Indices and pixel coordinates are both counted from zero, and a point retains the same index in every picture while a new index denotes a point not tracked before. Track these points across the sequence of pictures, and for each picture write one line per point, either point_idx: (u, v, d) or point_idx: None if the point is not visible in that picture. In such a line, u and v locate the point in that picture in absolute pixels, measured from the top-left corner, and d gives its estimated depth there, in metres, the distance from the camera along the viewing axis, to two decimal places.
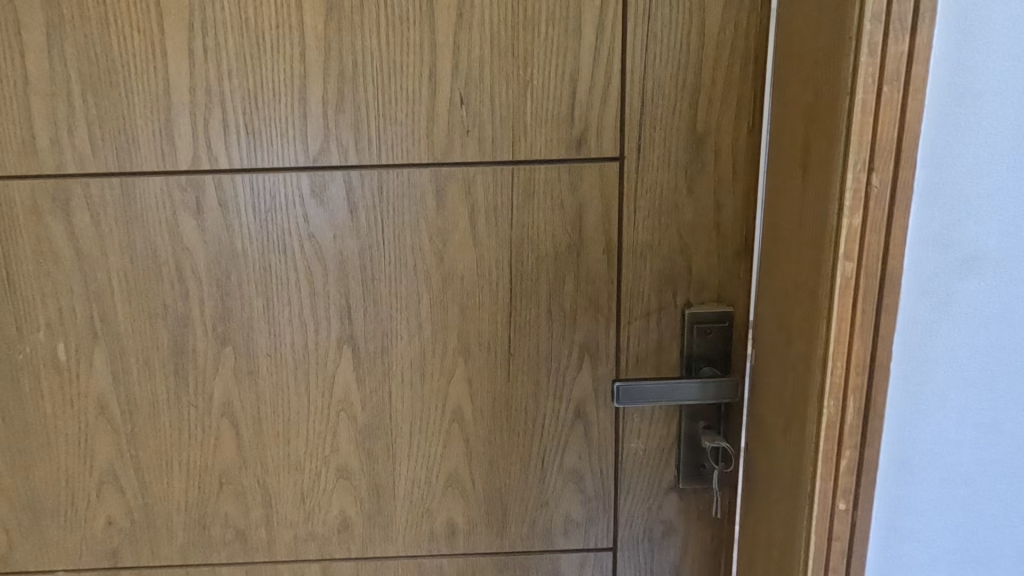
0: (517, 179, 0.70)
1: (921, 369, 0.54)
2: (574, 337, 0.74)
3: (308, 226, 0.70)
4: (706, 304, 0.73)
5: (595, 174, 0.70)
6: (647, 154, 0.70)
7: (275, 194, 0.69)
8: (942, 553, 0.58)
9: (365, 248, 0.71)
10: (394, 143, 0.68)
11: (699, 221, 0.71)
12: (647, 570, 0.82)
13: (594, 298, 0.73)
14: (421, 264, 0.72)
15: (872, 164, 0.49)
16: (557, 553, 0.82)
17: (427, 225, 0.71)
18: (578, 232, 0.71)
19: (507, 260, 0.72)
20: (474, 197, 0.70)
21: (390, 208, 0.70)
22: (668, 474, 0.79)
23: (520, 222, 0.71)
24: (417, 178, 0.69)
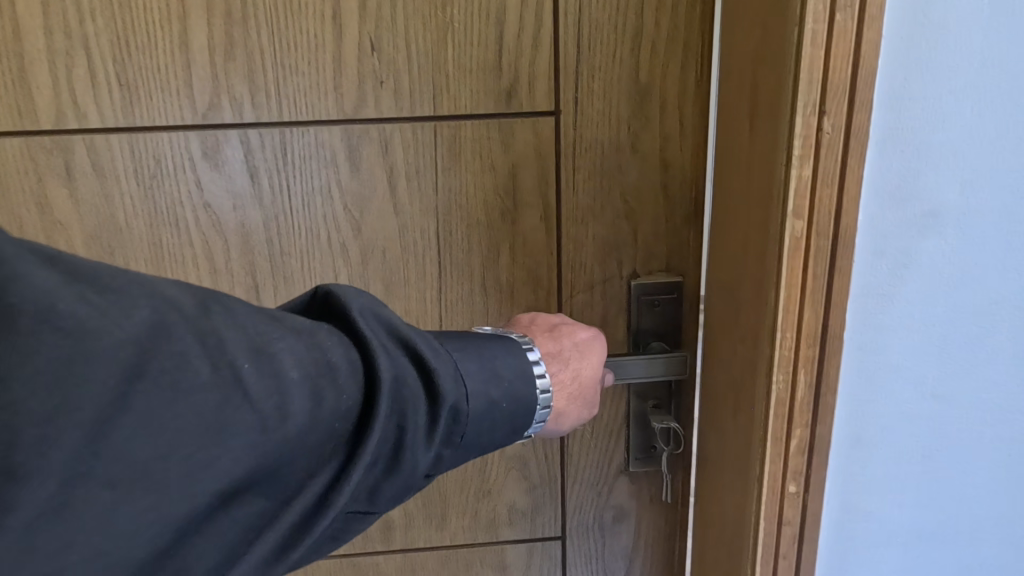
0: (441, 137, 0.62)
1: (876, 338, 0.49)
2: (511, 313, 0.68)
3: (202, 194, 0.61)
4: (653, 274, 0.68)
5: (529, 131, 0.63)
6: (586, 108, 0.62)
7: (161, 156, 0.60)
8: (897, 532, 0.55)
9: (271, 219, 0.63)
10: (297, 96, 0.60)
11: (644, 184, 0.65)
12: (599, 558, 0.78)
13: (532, 271, 0.67)
14: (337, 237, 0.64)
15: (823, 106, 0.43)
16: (502, 545, 0.77)
17: (341, 191, 0.63)
18: (512, 197, 0.64)
19: (434, 230, 0.64)
20: (392, 159, 0.62)
21: (297, 172, 0.62)
22: (617, 458, 0.74)
23: (447, 187, 0.63)
24: (325, 137, 0.61)
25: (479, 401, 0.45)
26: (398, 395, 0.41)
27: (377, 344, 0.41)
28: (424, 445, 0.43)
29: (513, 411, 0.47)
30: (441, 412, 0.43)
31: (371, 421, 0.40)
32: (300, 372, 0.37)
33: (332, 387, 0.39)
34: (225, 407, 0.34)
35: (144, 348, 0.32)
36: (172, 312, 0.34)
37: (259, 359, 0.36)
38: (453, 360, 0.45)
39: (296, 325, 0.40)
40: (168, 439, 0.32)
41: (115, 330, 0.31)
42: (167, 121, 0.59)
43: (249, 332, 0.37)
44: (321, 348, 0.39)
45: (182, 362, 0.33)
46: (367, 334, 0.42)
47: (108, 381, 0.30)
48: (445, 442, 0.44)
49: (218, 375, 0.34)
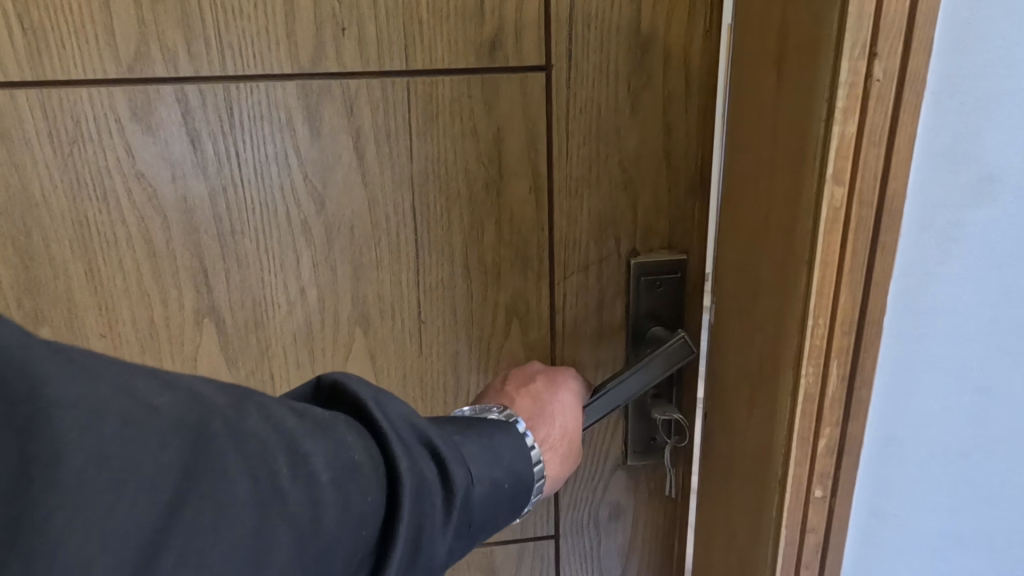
0: (414, 96, 0.54)
1: (918, 324, 0.43)
2: (498, 297, 0.61)
3: (135, 164, 0.52)
4: (654, 252, 0.61)
5: (515, 89, 0.55)
6: (580, 62, 0.55)
7: (80, 118, 0.51)
8: (928, 536, 0.50)
9: (218, 192, 0.54)
10: (242, 45, 0.50)
11: (645, 150, 0.58)
12: (594, 557, 0.73)
13: (521, 250, 0.60)
14: (296, 212, 0.55)
15: (874, 47, 0.36)
16: (491, 547, 0.71)
17: (299, 158, 0.54)
18: (497, 166, 0.57)
19: (409, 204, 0.57)
20: (359, 121, 0.54)
21: (246, 136, 0.53)
22: (614, 452, 0.69)
23: (422, 153, 0.55)
24: (278, 95, 0.52)
25: (487, 485, 0.43)
26: (422, 496, 0.38)
27: (399, 444, 0.38)
28: (444, 539, 0.40)
29: (517, 490, 0.46)
30: (457, 501, 0.40)
31: (395, 524, 0.37)
32: (329, 474, 0.35)
33: (357, 487, 0.36)
34: (261, 531, 0.31)
35: (186, 472, 0.30)
36: (213, 412, 0.32)
37: (294, 462, 0.34)
38: (458, 446, 0.43)
39: (316, 419, 0.37)
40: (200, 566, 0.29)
41: (166, 433, 0.30)
42: (84, 74, 0.50)
43: (278, 435, 0.34)
44: (342, 444, 0.37)
45: (223, 481, 0.31)
46: (386, 425, 0.39)
47: (154, 504, 0.28)
48: (462, 535, 0.42)
49: (259, 494, 0.32)
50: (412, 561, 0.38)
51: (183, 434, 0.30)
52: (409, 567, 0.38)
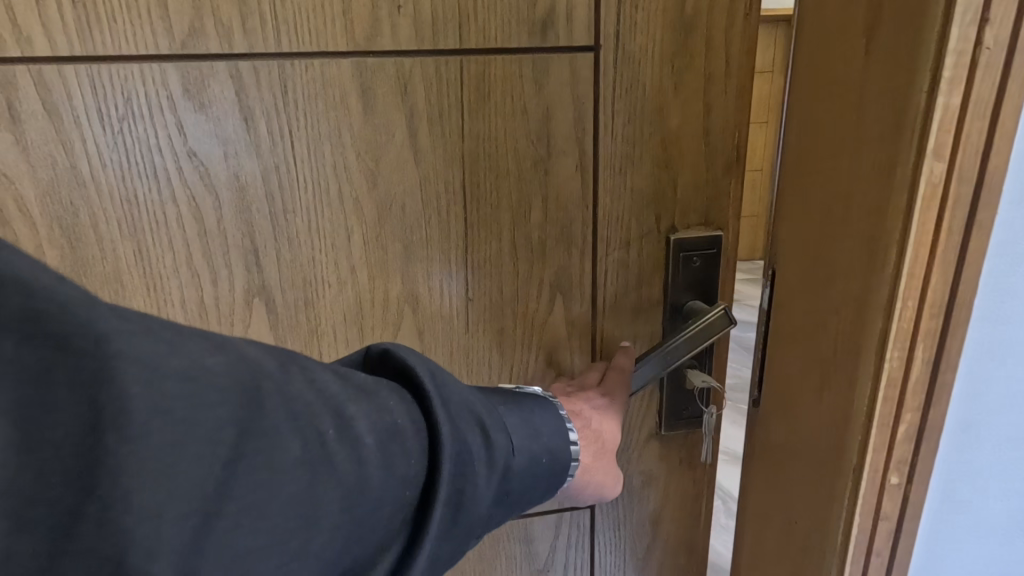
0: (467, 75, 0.55)
1: (1006, 306, 0.42)
2: (543, 274, 0.62)
3: (186, 142, 0.52)
4: (689, 228, 0.64)
5: (565, 68, 0.56)
6: (627, 43, 0.56)
7: (130, 94, 0.50)
8: (1002, 523, 0.49)
9: (270, 170, 0.54)
10: (298, 21, 0.50)
11: (685, 129, 0.60)
12: (627, 524, 0.76)
13: (566, 227, 0.61)
14: (348, 190, 0.56)
15: (987, 12, 0.35)
16: (529, 518, 0.74)
17: (352, 136, 0.54)
18: (546, 144, 0.58)
19: (460, 183, 0.58)
20: (412, 99, 0.54)
21: (300, 114, 0.53)
22: (648, 423, 0.71)
23: (474, 132, 0.56)
24: (333, 72, 0.52)
25: (525, 456, 0.45)
26: (461, 464, 0.40)
27: (443, 412, 0.40)
28: (483, 505, 0.41)
29: (553, 466, 0.47)
30: (496, 470, 0.42)
31: (434, 490, 0.38)
32: (374, 438, 0.36)
33: (400, 452, 0.37)
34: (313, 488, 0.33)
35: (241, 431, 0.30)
36: (262, 374, 0.33)
37: (341, 425, 0.35)
38: (501, 417, 0.45)
39: (363, 384, 0.38)
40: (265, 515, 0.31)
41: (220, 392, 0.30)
42: (136, 49, 0.49)
43: (324, 398, 0.35)
44: (386, 410, 0.38)
45: (275, 441, 0.31)
46: (430, 393, 0.40)
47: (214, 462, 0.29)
48: (498, 503, 0.43)
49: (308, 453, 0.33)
50: (450, 527, 0.39)
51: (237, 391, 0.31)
52: (446, 533, 0.39)
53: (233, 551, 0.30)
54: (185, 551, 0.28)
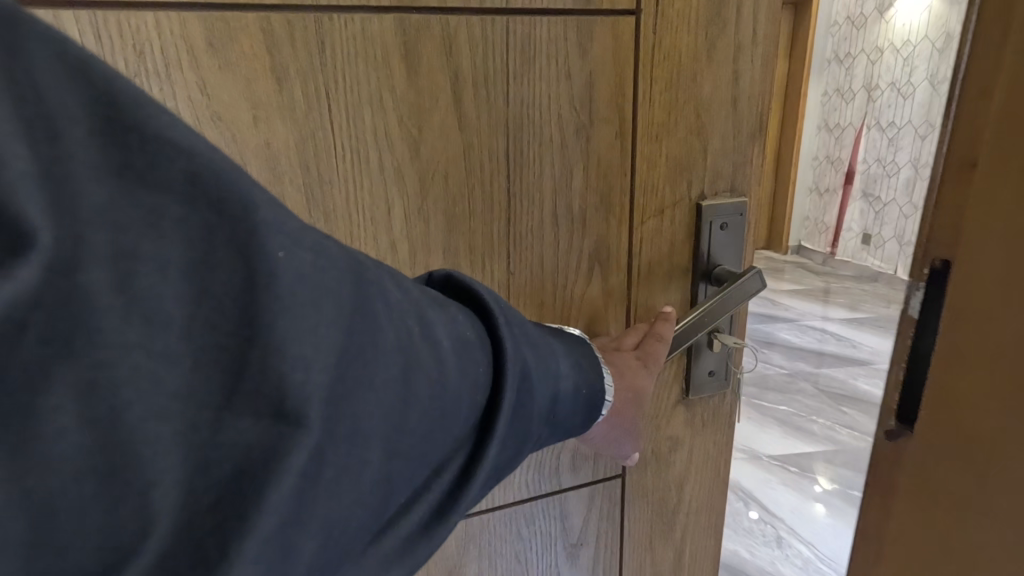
0: (513, 37, 0.53)
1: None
2: (582, 245, 0.62)
3: (209, 105, 0.46)
4: (717, 195, 0.65)
5: (606, 32, 0.55)
6: (666, 8, 0.56)
7: (142, 48, 0.44)
8: None
9: (305, 138, 0.49)
10: None
11: (716, 96, 0.61)
12: (656, 491, 0.78)
13: (605, 195, 0.61)
14: (389, 159, 0.52)
15: None
16: (565, 493, 0.73)
17: (394, 99, 0.50)
18: (586, 110, 0.57)
19: (504, 150, 0.55)
20: (456, 60, 0.51)
21: (339, 76, 0.48)
22: (677, 388, 0.73)
23: (518, 97, 0.54)
24: (375, 29, 0.48)
25: (571, 383, 0.46)
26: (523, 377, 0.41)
27: (505, 328, 0.41)
28: (536, 420, 0.43)
29: (592, 397, 0.48)
30: (547, 389, 0.43)
31: (499, 397, 0.40)
32: (450, 342, 0.38)
33: (469, 359, 0.39)
34: (408, 379, 0.35)
35: (356, 309, 0.33)
36: (364, 270, 0.35)
37: (423, 327, 0.37)
38: (550, 345, 0.46)
39: (435, 298, 0.40)
40: (380, 401, 0.34)
41: (336, 273, 0.33)
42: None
43: (408, 301, 0.37)
44: (457, 322, 0.40)
45: (377, 326, 0.34)
46: (492, 306, 0.42)
47: (336, 337, 0.32)
48: (548, 422, 0.45)
49: (405, 342, 0.36)
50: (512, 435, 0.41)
51: (344, 276, 0.33)
52: (509, 439, 0.41)
53: (352, 432, 0.32)
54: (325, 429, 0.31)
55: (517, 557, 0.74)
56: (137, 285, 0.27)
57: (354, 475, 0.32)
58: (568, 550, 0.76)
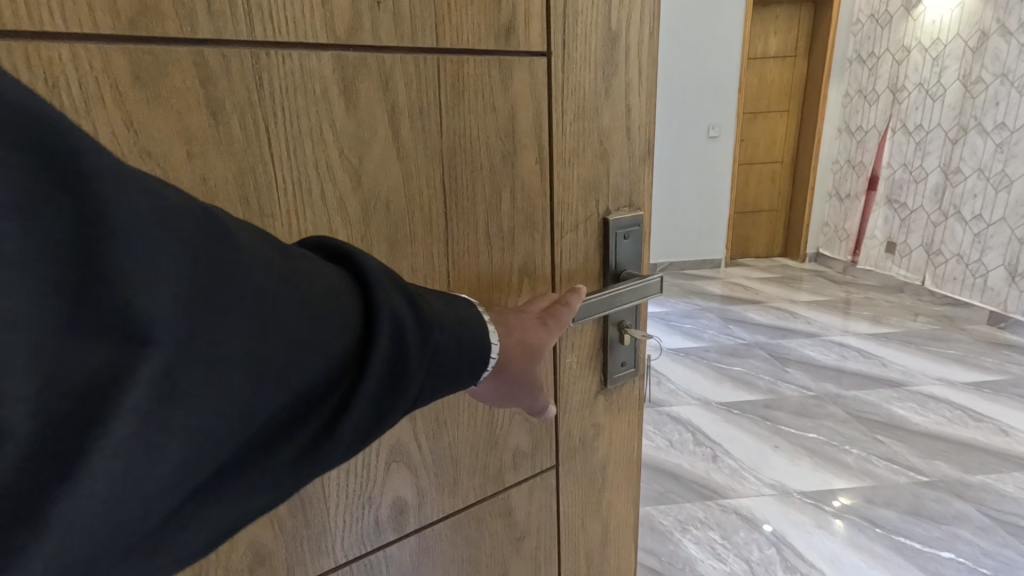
0: (444, 73, 0.56)
1: None
2: (513, 259, 0.66)
3: (137, 140, 0.43)
4: (620, 210, 0.73)
5: (524, 71, 0.61)
6: (572, 50, 0.63)
7: (55, 80, 0.40)
8: None
9: (243, 171, 0.48)
10: (274, 8, 0.47)
11: (616, 126, 0.69)
12: (587, 477, 0.85)
13: (529, 215, 0.66)
14: (330, 191, 0.53)
15: None
16: (508, 491, 0.77)
17: (335, 133, 0.52)
18: (510, 139, 0.62)
19: (439, 177, 0.58)
20: (393, 95, 0.54)
21: (278, 110, 0.49)
22: (594, 381, 0.80)
23: (452, 129, 0.58)
24: (313, 65, 0.49)
25: (454, 339, 0.45)
26: (399, 354, 0.40)
27: (375, 287, 0.40)
28: (413, 380, 0.41)
29: (479, 353, 0.47)
30: (425, 347, 0.42)
31: (369, 357, 0.38)
32: (309, 299, 0.37)
33: (330, 319, 0.37)
34: (258, 336, 0.34)
35: (201, 254, 0.32)
36: (208, 219, 0.33)
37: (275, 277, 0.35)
38: (432, 303, 0.45)
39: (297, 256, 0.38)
40: (228, 354, 0.33)
41: (178, 217, 0.31)
42: (66, 25, 0.40)
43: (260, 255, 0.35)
44: (323, 284, 0.38)
45: (222, 277, 0.33)
46: (363, 268, 0.41)
47: (172, 283, 0.30)
48: (428, 380, 0.43)
49: (255, 293, 0.34)
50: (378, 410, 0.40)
51: (183, 221, 0.32)
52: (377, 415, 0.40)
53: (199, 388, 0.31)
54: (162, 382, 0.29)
55: (469, 561, 0.76)
56: (42, 289, 0.26)
57: (190, 455, 0.32)
58: (513, 544, 0.80)
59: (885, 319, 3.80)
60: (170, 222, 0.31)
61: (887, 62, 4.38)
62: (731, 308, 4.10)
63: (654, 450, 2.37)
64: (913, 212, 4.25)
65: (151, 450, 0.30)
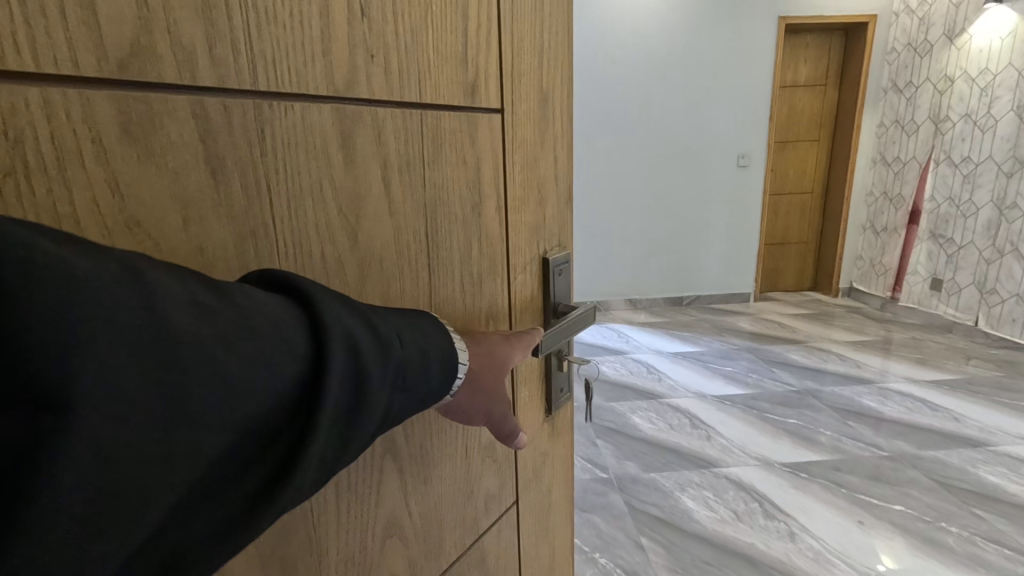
0: (426, 128, 0.57)
1: None
2: (481, 303, 0.67)
3: (124, 207, 0.39)
4: (553, 250, 0.79)
5: (486, 127, 0.64)
6: (519, 107, 0.68)
7: (21, 135, 0.34)
8: None
9: (244, 236, 0.45)
10: (277, 56, 0.45)
11: (548, 175, 0.75)
12: (543, 508, 0.84)
13: (493, 260, 0.68)
14: (330, 249, 0.50)
15: None
16: (482, 537, 0.72)
17: (335, 190, 0.50)
18: (477, 190, 0.64)
19: (424, 229, 0.58)
20: (387, 148, 0.53)
21: (283, 164, 0.46)
22: (541, 412, 0.78)
23: (433, 182, 0.58)
24: (314, 117, 0.48)
25: (414, 349, 0.47)
26: (356, 364, 0.41)
27: (322, 306, 0.42)
28: (377, 389, 0.43)
29: (444, 361, 0.49)
30: (384, 357, 0.44)
31: (326, 372, 0.39)
32: (253, 327, 0.37)
33: (279, 342, 0.38)
34: (211, 369, 0.34)
35: (112, 312, 0.31)
36: (132, 272, 0.33)
37: (206, 311, 0.35)
38: (390, 322, 0.47)
39: (233, 289, 0.38)
40: (172, 391, 0.33)
41: (90, 275, 0.31)
42: (39, 65, 0.34)
43: (190, 291, 0.36)
44: (265, 310, 0.39)
45: (152, 319, 0.33)
46: (309, 291, 0.42)
47: (104, 337, 0.31)
48: (395, 388, 0.45)
49: (193, 329, 0.34)
50: (341, 430, 0.41)
51: (106, 277, 0.32)
52: (339, 435, 0.41)
53: (142, 426, 0.32)
54: (104, 427, 0.30)
55: None
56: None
57: (151, 485, 0.33)
58: None
59: (935, 363, 3.59)
60: (97, 279, 0.31)
61: (924, 92, 4.28)
62: (764, 349, 3.93)
63: (721, 524, 2.17)
64: (960, 249, 4.05)
65: (108, 480, 0.31)
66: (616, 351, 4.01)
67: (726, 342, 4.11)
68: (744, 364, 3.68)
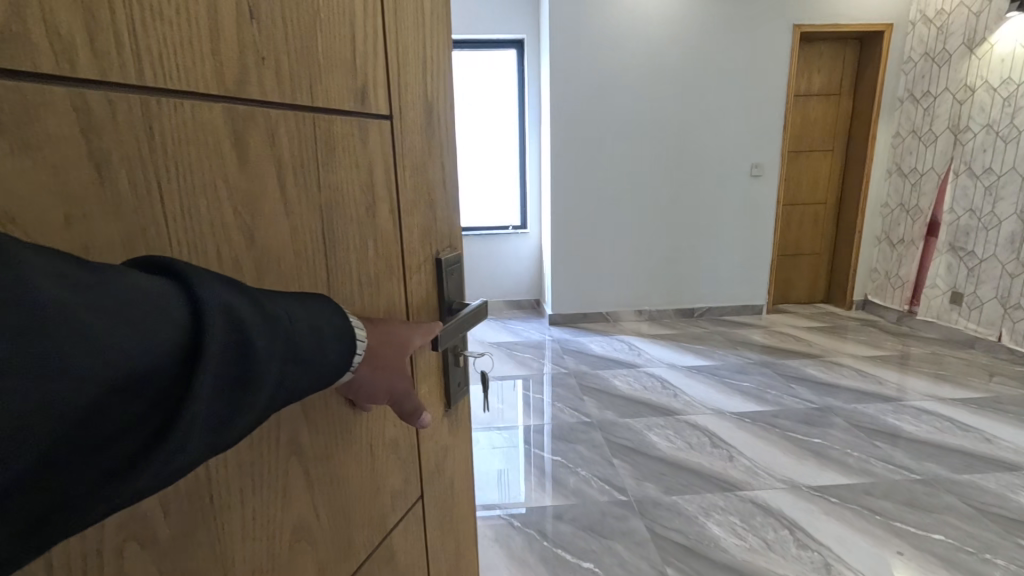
0: (319, 130, 0.57)
1: None
2: (378, 301, 0.67)
3: None
4: (445, 251, 0.82)
5: (378, 130, 0.65)
6: (407, 113, 0.70)
7: None
8: None
9: (133, 236, 0.42)
10: (165, 51, 0.43)
11: (436, 179, 0.79)
12: (447, 502, 0.85)
13: (389, 260, 0.69)
14: (224, 247, 0.48)
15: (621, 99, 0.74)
16: (391, 537, 0.71)
17: (229, 188, 0.49)
18: (371, 191, 0.65)
19: (320, 228, 0.58)
20: (280, 150, 0.53)
21: (175, 160, 0.44)
22: (440, 405, 0.80)
23: (328, 183, 0.59)
24: (206, 115, 0.46)
25: (306, 326, 0.45)
26: (238, 335, 0.39)
27: (201, 284, 0.39)
28: (264, 362, 0.40)
29: (341, 336, 0.48)
30: (272, 332, 0.41)
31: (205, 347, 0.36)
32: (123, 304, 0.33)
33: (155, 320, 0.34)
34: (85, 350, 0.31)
35: None
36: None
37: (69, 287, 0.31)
38: (282, 304, 0.44)
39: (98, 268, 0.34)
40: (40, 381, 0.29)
41: None
42: None
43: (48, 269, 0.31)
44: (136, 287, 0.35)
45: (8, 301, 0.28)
46: (182, 268, 0.39)
47: None
48: (286, 363, 0.43)
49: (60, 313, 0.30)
50: (228, 404, 0.38)
51: None
52: (224, 409, 0.38)
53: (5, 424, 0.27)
54: None
55: None
56: None
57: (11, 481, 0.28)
58: None
59: (951, 377, 3.47)
60: None
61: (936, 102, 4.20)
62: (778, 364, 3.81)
63: (752, 554, 2.07)
64: (981, 263, 3.87)
65: None
66: (621, 364, 3.95)
67: (737, 354, 4.02)
68: (756, 380, 3.57)
